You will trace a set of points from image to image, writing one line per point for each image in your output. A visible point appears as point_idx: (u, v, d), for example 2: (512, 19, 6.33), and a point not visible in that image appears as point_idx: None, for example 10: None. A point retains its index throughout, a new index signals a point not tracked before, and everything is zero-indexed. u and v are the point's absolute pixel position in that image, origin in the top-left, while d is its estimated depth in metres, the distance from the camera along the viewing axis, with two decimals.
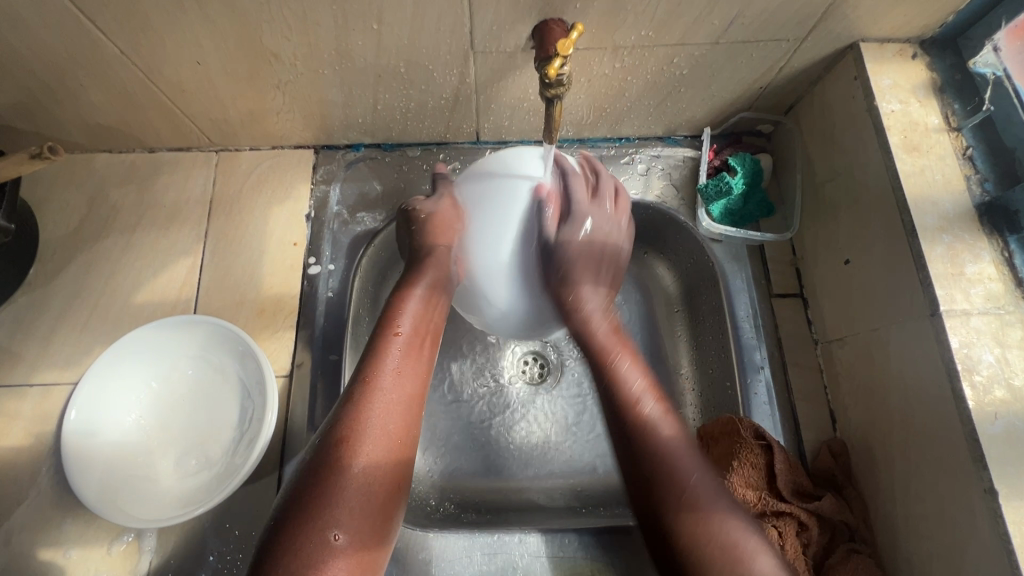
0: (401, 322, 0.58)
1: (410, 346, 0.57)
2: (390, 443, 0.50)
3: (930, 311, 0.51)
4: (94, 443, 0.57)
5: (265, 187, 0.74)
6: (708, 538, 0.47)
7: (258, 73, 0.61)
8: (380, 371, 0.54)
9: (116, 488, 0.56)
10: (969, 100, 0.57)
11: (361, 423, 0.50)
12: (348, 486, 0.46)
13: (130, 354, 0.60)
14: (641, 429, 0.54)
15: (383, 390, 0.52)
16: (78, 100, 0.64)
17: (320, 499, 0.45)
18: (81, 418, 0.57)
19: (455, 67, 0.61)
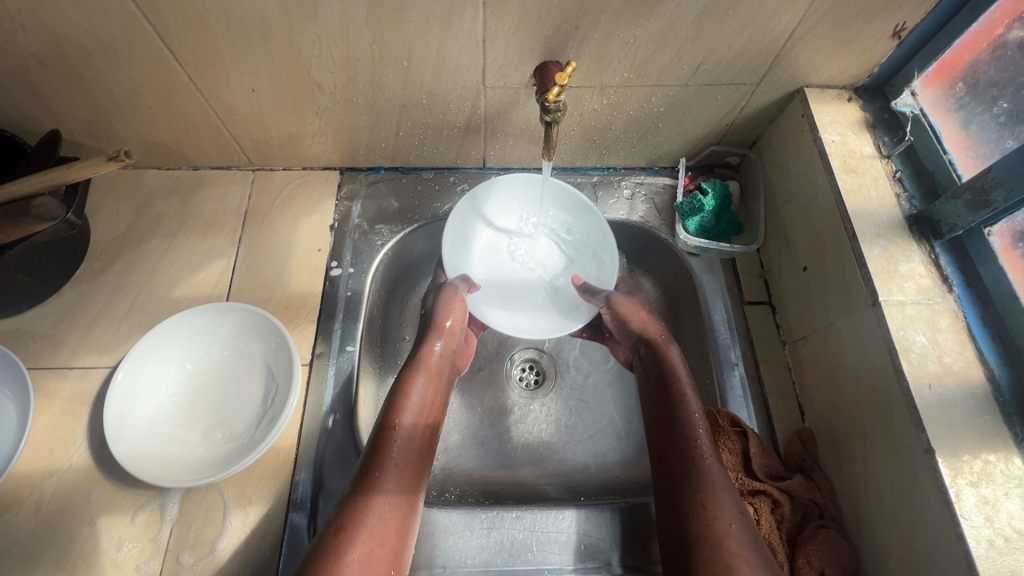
0: (394, 430, 0.63)
1: (410, 446, 0.63)
2: (401, 502, 0.58)
3: (872, 301, 0.60)
4: (130, 405, 0.62)
5: (295, 201, 0.83)
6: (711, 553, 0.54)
7: (301, 100, 0.72)
8: (382, 472, 0.59)
9: (143, 449, 0.61)
10: (895, 134, 0.69)
11: (374, 486, 0.58)
12: (366, 528, 0.54)
13: (176, 331, 0.66)
14: (690, 463, 0.61)
15: (396, 450, 0.61)
16: (143, 121, 0.74)
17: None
18: (124, 380, 0.63)
19: (468, 99, 0.72)
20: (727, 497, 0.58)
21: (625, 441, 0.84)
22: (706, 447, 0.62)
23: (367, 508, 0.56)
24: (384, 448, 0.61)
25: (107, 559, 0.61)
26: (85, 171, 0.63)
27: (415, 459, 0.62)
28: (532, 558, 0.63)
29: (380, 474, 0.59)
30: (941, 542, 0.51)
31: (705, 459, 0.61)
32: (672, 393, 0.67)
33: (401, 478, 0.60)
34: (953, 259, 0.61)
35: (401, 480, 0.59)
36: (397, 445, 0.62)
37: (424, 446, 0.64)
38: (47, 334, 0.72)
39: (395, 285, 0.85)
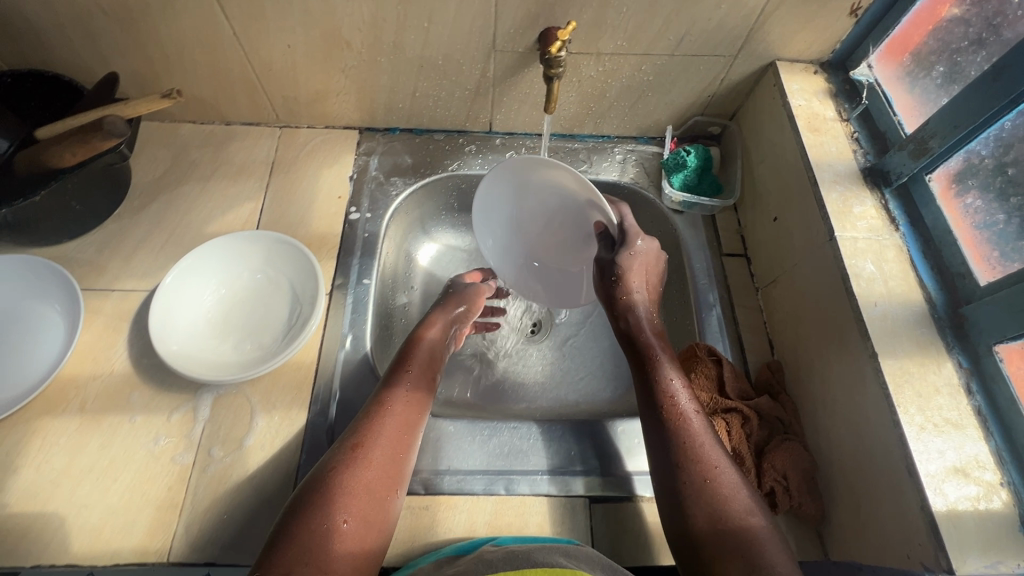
0: (390, 398, 0.66)
1: (421, 368, 0.72)
2: (393, 463, 0.62)
3: (829, 236, 0.69)
4: (175, 306, 0.71)
5: (318, 155, 0.92)
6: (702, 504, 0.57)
7: (331, 57, 0.80)
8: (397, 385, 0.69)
9: (179, 343, 0.69)
10: (854, 101, 0.79)
11: (371, 448, 0.61)
12: (362, 487, 0.58)
13: (221, 248, 0.75)
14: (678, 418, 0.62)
15: (393, 415, 0.65)
16: (186, 74, 0.83)
17: (354, 474, 0.58)
18: (172, 282, 0.71)
19: (479, 62, 0.81)
20: (717, 450, 0.60)
21: (613, 382, 0.91)
22: (687, 405, 0.63)
23: (363, 469, 0.59)
24: (381, 413, 0.65)
25: (144, 451, 0.67)
26: (142, 106, 0.71)
27: (410, 425, 0.65)
28: (528, 463, 0.70)
29: (376, 436, 0.62)
30: (882, 432, 0.59)
31: (691, 419, 0.62)
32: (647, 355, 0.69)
33: (417, 393, 0.69)
34: (901, 204, 0.70)
35: (416, 391, 0.69)
36: (392, 412, 0.65)
37: (417, 414, 0.67)
38: (92, 260, 0.80)
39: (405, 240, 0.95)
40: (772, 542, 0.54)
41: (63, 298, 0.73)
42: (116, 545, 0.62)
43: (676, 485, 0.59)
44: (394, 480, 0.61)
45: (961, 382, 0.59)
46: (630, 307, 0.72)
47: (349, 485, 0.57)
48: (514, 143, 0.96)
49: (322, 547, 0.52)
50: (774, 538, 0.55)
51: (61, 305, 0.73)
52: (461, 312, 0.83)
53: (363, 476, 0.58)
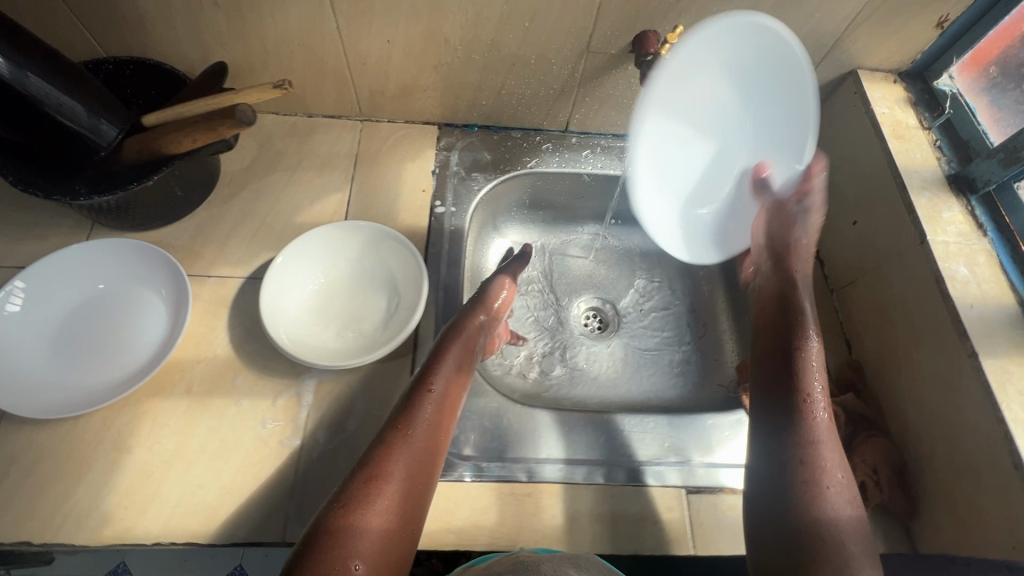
0: (410, 424, 0.63)
1: (458, 365, 0.71)
2: (409, 497, 0.59)
3: (921, 240, 0.71)
4: (282, 288, 0.72)
5: (400, 149, 0.93)
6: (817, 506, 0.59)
7: (427, 54, 0.82)
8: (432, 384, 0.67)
9: (284, 325, 0.70)
10: (935, 110, 0.81)
11: (386, 479, 0.58)
12: (372, 523, 0.55)
13: (328, 235, 0.76)
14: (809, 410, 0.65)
15: (412, 444, 0.62)
16: (280, 66, 0.84)
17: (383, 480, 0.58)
18: (282, 264, 0.73)
19: (570, 62, 0.83)
20: (832, 445, 0.63)
21: (682, 379, 0.95)
22: (821, 400, 0.66)
23: (374, 502, 0.57)
24: (398, 438, 0.62)
25: (253, 434, 0.68)
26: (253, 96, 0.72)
27: (427, 453, 0.63)
28: (624, 454, 0.72)
29: (390, 465, 0.59)
30: (985, 428, 0.61)
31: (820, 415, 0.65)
32: (791, 339, 0.71)
33: (448, 396, 0.68)
34: (987, 211, 0.73)
35: (448, 394, 0.68)
36: (408, 439, 0.62)
37: (435, 442, 0.64)
38: (187, 246, 0.81)
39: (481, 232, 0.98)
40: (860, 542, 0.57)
41: (170, 282, 0.74)
42: (233, 526, 0.63)
43: (795, 476, 0.61)
44: (418, 488, 0.60)
45: None
46: (790, 282, 0.78)
47: (382, 491, 0.58)
48: (588, 142, 0.98)
49: (349, 552, 0.53)
50: (863, 538, 0.58)
51: (167, 289, 0.74)
52: (484, 319, 0.78)
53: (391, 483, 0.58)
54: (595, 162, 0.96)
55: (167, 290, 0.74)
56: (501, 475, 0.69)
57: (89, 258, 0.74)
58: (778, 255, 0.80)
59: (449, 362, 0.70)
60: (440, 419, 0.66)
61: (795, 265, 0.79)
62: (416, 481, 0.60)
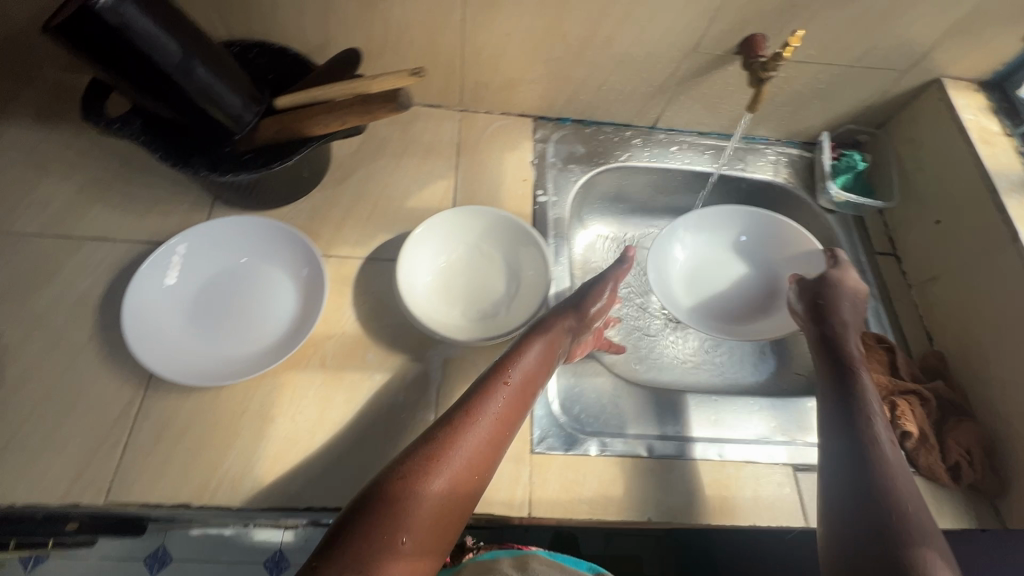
0: (478, 411, 0.61)
1: (541, 359, 0.68)
2: (462, 490, 0.56)
3: (1013, 238, 0.76)
4: (416, 260, 0.76)
5: (499, 139, 0.96)
6: (897, 520, 0.56)
7: (541, 47, 0.85)
8: (507, 374, 0.65)
9: (413, 296, 0.74)
10: (1016, 118, 0.87)
11: (437, 465, 0.55)
12: (415, 509, 0.52)
13: (467, 214, 0.80)
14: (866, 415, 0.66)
15: (478, 429, 0.59)
16: (396, 55, 0.87)
17: (440, 458, 0.56)
18: (421, 237, 0.77)
19: (676, 61, 0.87)
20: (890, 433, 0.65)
21: (761, 364, 0.99)
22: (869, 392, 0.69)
23: (423, 484, 0.53)
24: (461, 419, 0.59)
25: (389, 406, 0.71)
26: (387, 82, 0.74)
27: (484, 444, 0.59)
28: (732, 434, 0.76)
29: (452, 446, 0.57)
30: None
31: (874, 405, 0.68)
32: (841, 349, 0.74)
33: (521, 393, 0.65)
34: None
35: (525, 385, 0.65)
36: (473, 425, 0.59)
37: (496, 436, 0.61)
38: (306, 227, 0.83)
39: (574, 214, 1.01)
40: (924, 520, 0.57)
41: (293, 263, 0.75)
42: None
43: (867, 464, 0.61)
44: (471, 476, 0.57)
45: None
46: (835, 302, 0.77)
47: (435, 468, 0.55)
48: (675, 139, 1.02)
49: (395, 525, 0.50)
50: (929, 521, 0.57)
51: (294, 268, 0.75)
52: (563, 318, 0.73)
53: (446, 463, 0.55)
54: (683, 158, 1.01)
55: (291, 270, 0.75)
56: (624, 451, 0.72)
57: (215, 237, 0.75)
58: (815, 292, 0.79)
59: (529, 360, 0.67)
60: (500, 415, 0.62)
61: (838, 302, 0.77)
62: (467, 471, 0.57)
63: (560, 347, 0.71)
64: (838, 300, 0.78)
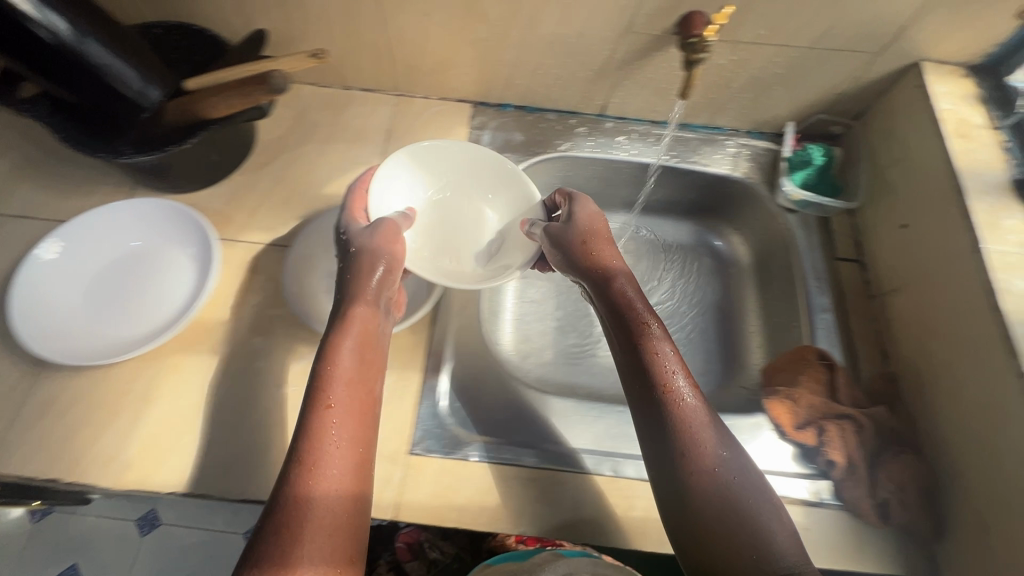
0: (327, 433, 0.56)
1: (349, 328, 0.63)
2: (339, 530, 0.51)
3: (973, 248, 0.66)
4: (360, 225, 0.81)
5: (432, 126, 0.93)
6: (751, 557, 0.53)
7: (465, 29, 0.81)
8: (340, 345, 0.62)
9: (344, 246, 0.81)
10: (1006, 108, 0.75)
11: (297, 518, 0.50)
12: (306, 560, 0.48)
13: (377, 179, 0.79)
14: (683, 425, 0.60)
15: (330, 446, 0.55)
16: (320, 34, 0.84)
17: (340, 465, 0.54)
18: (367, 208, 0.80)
19: (611, 42, 0.80)
20: (696, 399, 0.62)
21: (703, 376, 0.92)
22: (681, 381, 0.62)
23: (294, 540, 0.49)
24: (297, 452, 0.54)
25: (272, 396, 0.71)
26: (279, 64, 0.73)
27: (345, 471, 0.54)
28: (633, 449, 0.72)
29: (310, 492, 0.52)
30: None
31: (686, 397, 0.61)
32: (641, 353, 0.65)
33: (371, 368, 0.63)
34: None
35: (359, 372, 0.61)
36: (313, 450, 0.54)
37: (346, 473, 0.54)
38: (222, 211, 0.83)
39: None
40: (770, 509, 0.56)
41: (156, 235, 0.77)
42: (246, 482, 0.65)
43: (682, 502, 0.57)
44: (365, 450, 0.57)
45: None
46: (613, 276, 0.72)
47: (291, 497, 0.51)
48: (625, 128, 0.95)
49: (301, 531, 0.49)
50: (765, 487, 0.58)
51: (158, 239, 0.77)
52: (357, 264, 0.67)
53: (320, 457, 0.54)
54: (630, 149, 0.94)
55: (157, 244, 0.77)
56: (507, 458, 0.68)
57: (74, 249, 0.75)
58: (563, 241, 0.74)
59: (341, 341, 0.62)
60: (350, 430, 0.57)
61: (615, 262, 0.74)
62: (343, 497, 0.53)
63: (373, 294, 0.67)
64: (586, 258, 0.73)
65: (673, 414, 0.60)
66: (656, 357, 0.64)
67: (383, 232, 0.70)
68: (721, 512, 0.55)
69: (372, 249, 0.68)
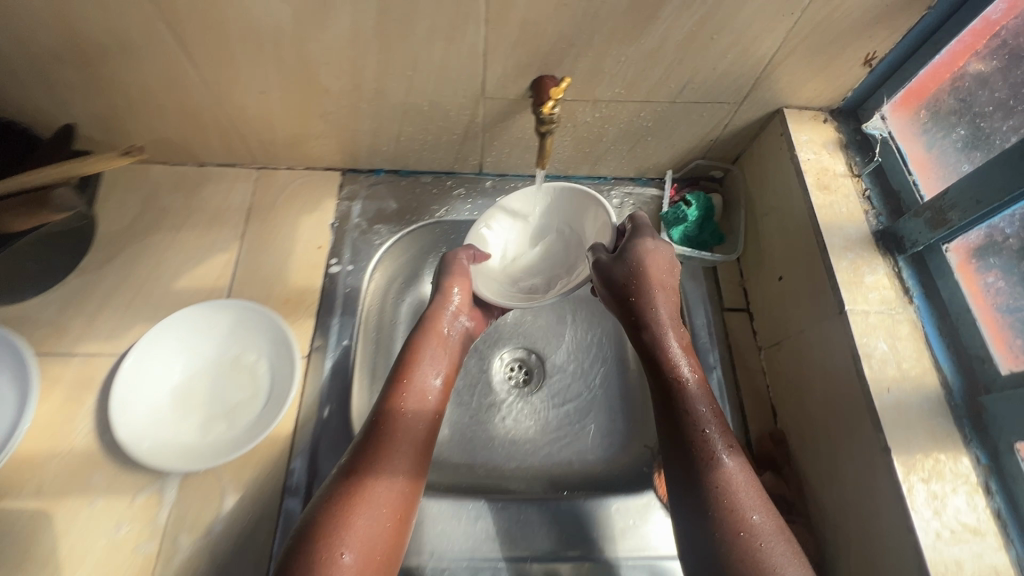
0: (378, 471, 0.57)
1: (414, 368, 0.67)
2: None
3: (838, 310, 0.64)
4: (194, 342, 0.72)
5: (296, 200, 0.87)
6: None
7: (309, 104, 0.75)
8: (409, 385, 0.65)
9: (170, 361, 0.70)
10: (867, 154, 0.74)
11: (317, 564, 0.49)
12: None
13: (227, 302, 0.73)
14: (714, 473, 0.56)
15: (384, 491, 0.56)
16: (151, 116, 0.77)
17: (400, 431, 0.61)
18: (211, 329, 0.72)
19: (468, 108, 0.76)
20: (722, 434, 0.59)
21: (607, 439, 0.87)
22: (720, 441, 0.59)
23: None
24: (340, 497, 0.54)
25: (107, 539, 0.63)
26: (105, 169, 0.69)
27: (375, 523, 0.54)
28: (516, 548, 0.68)
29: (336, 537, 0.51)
30: (896, 537, 0.55)
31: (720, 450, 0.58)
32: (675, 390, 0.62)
33: (443, 367, 0.69)
34: (915, 273, 0.65)
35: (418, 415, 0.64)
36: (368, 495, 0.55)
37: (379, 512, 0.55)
38: (54, 320, 0.75)
39: None
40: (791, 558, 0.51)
41: None
42: None
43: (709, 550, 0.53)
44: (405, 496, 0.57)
45: (979, 481, 0.55)
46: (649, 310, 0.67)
47: (325, 545, 0.50)
48: (505, 185, 0.91)
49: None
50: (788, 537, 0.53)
51: None
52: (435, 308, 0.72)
53: (372, 490, 0.55)
54: None
55: None
56: None
57: None
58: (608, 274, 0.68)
59: (421, 347, 0.69)
60: (403, 474, 0.58)
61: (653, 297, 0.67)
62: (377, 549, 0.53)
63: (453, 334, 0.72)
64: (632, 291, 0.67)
65: (712, 451, 0.58)
66: (689, 397, 0.62)
67: (446, 264, 0.74)
68: (739, 558, 0.51)
69: (450, 270, 0.73)
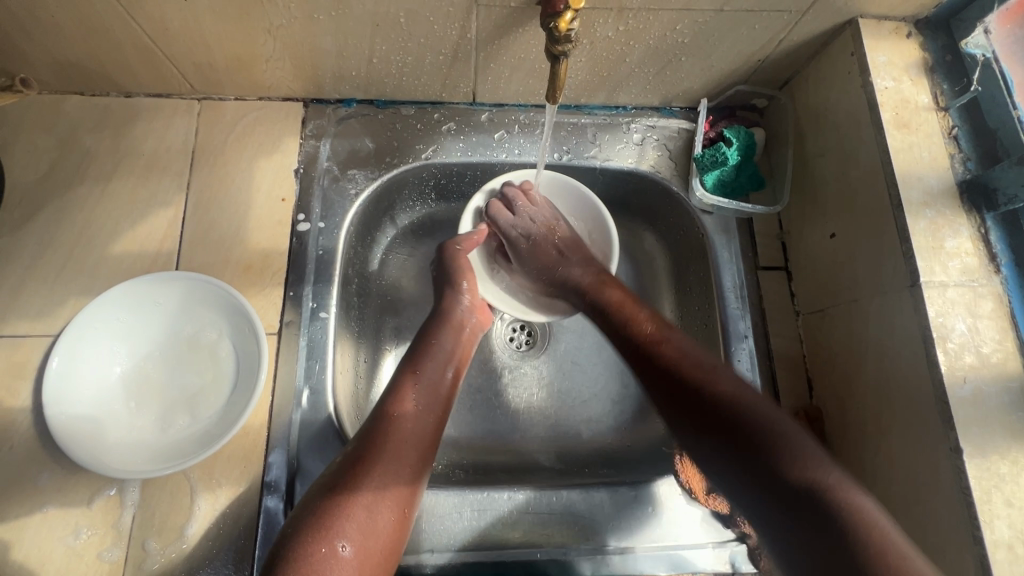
0: (399, 422, 0.56)
1: (440, 326, 0.65)
2: (382, 518, 0.50)
3: (911, 282, 0.54)
4: (153, 323, 0.62)
5: (251, 139, 0.71)
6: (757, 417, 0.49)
7: (250, 14, 0.57)
8: (434, 345, 0.63)
9: (128, 348, 0.61)
10: (957, 81, 0.60)
11: (337, 497, 0.49)
12: (341, 534, 0.47)
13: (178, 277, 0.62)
14: (667, 358, 0.56)
15: (403, 440, 0.55)
16: (47, 34, 0.59)
17: (429, 387, 0.60)
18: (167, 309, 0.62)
19: (456, 20, 0.59)
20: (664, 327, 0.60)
21: (621, 407, 0.78)
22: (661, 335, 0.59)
23: (329, 517, 0.48)
24: (362, 443, 0.54)
25: (64, 547, 0.56)
26: None
27: (400, 469, 0.53)
28: (525, 541, 0.62)
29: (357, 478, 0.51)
30: (958, 545, 0.48)
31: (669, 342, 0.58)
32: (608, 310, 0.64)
33: (455, 360, 0.64)
34: (1004, 236, 0.54)
35: (438, 378, 0.61)
36: (391, 442, 0.54)
37: (404, 465, 0.54)
38: None
39: (378, 225, 0.75)
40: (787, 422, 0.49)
41: None
42: None
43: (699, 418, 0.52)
44: (423, 452, 0.56)
45: None
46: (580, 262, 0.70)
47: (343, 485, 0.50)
48: (504, 118, 0.75)
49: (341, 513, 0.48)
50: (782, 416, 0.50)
51: None
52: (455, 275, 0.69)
53: (397, 442, 0.54)
54: (511, 148, 0.75)
55: None
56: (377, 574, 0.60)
57: None
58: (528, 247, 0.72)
59: (434, 336, 0.64)
60: (425, 431, 0.57)
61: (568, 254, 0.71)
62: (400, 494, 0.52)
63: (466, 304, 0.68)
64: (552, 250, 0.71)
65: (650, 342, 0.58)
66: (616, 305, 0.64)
67: (447, 257, 0.71)
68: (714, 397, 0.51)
69: (453, 264, 0.70)
